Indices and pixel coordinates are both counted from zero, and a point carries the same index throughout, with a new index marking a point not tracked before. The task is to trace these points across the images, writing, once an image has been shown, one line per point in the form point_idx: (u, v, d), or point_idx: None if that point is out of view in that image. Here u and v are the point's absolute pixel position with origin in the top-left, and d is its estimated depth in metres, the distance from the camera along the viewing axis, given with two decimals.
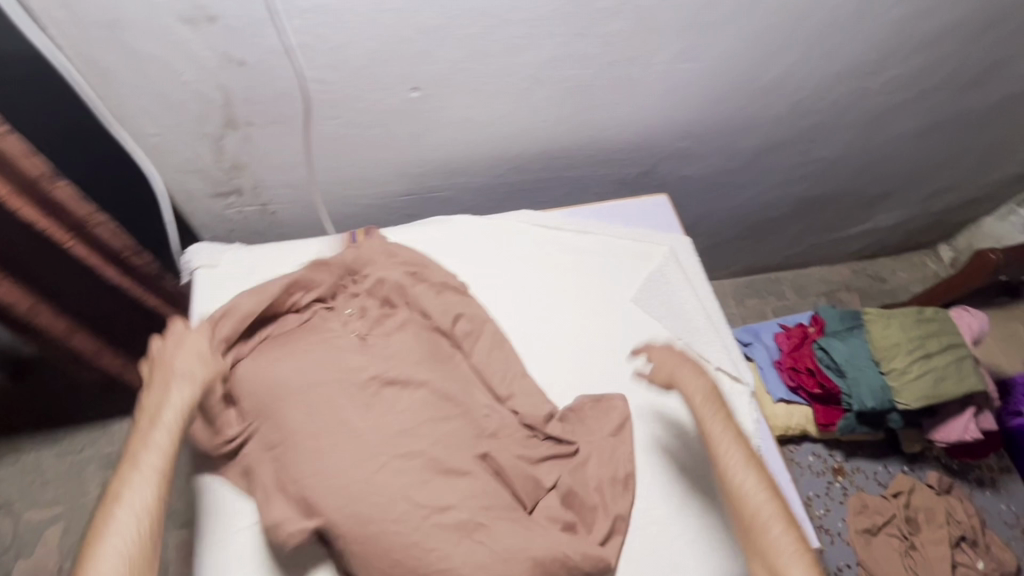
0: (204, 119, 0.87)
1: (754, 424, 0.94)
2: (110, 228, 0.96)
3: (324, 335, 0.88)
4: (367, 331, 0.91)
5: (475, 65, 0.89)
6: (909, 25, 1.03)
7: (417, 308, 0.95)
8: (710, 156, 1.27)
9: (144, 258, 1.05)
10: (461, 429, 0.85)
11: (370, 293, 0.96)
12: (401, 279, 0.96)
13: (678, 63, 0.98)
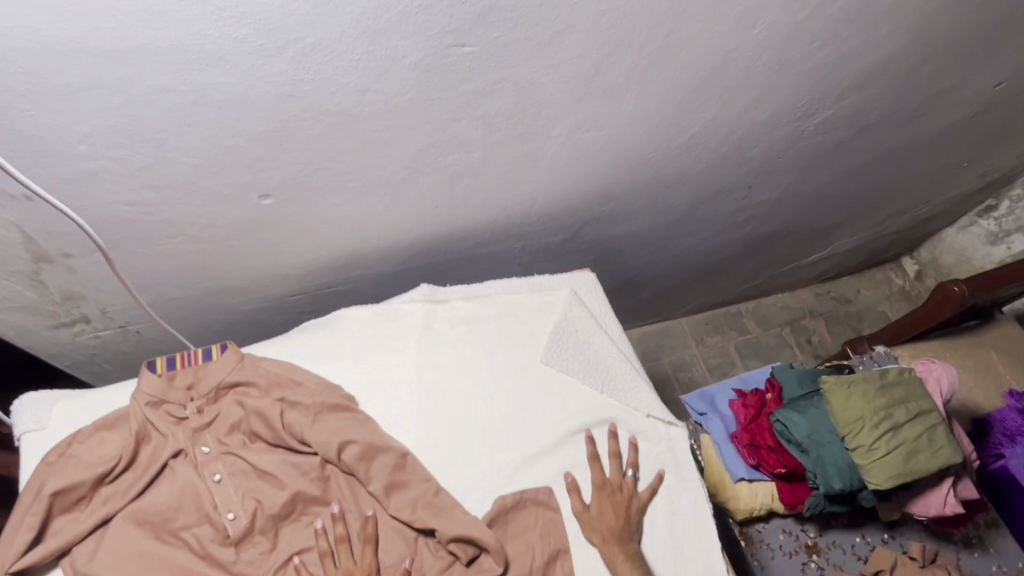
0: (6, 256, 0.72)
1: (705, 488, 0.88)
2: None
3: (199, 491, 0.77)
4: (246, 473, 0.79)
5: (334, 164, 0.75)
6: (837, 66, 0.91)
7: (296, 440, 0.80)
8: (640, 214, 1.14)
9: None
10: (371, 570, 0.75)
11: (237, 428, 0.82)
12: (268, 410, 0.80)
13: (578, 134, 0.86)
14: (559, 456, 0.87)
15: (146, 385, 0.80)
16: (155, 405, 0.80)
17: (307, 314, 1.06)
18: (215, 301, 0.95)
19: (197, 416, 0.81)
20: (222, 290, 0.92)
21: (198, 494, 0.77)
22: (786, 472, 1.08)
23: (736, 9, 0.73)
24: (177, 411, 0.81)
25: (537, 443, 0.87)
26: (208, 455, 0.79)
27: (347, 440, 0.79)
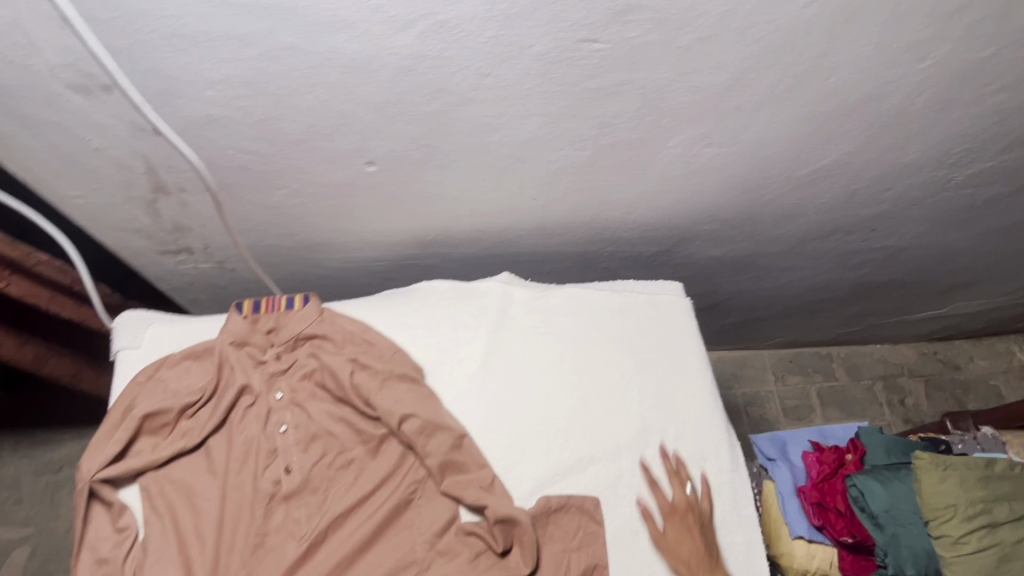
0: (129, 184, 0.77)
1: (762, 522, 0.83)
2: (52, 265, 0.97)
3: (261, 431, 0.80)
4: (306, 421, 0.81)
5: (440, 143, 0.74)
6: (1009, 116, 0.80)
7: (362, 402, 0.81)
8: (744, 239, 1.07)
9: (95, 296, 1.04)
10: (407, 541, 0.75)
11: (307, 377, 0.84)
12: (339, 367, 0.82)
13: (696, 148, 0.80)
14: (617, 469, 0.84)
15: (234, 326, 0.84)
16: (237, 343, 0.83)
17: (389, 280, 1.08)
18: (306, 254, 0.98)
19: (274, 362, 0.84)
20: (315, 245, 0.95)
21: (264, 435, 0.80)
22: (853, 542, 0.99)
23: (907, 37, 0.65)
24: (257, 354, 0.84)
25: (593, 450, 0.84)
26: (280, 401, 0.81)
27: (409, 413, 0.80)
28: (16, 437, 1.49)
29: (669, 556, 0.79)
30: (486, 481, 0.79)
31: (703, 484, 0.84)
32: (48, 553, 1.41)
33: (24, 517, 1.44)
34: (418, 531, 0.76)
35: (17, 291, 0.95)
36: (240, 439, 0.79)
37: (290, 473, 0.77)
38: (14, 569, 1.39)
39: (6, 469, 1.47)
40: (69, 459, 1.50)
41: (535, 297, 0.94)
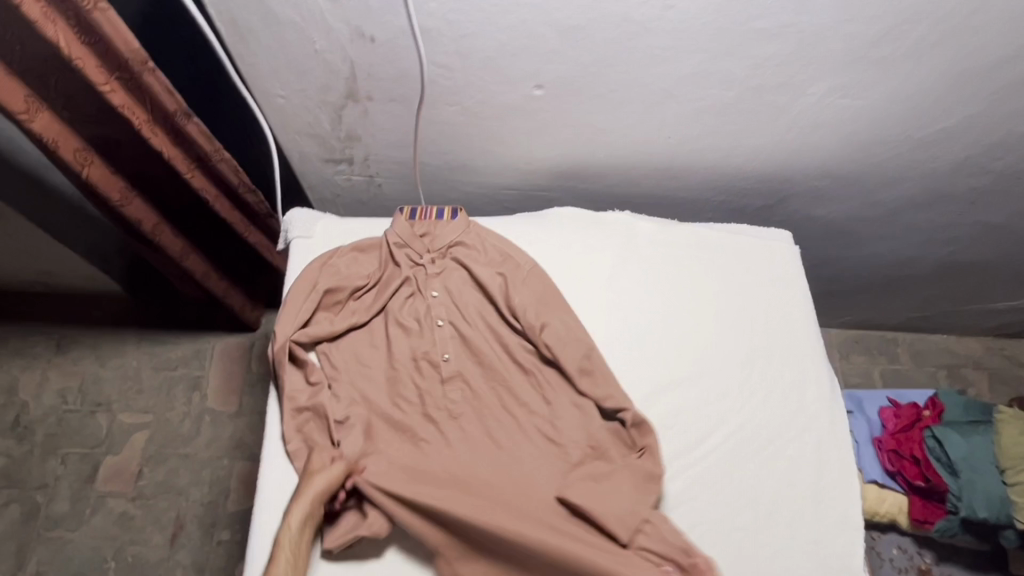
0: (327, 88, 0.88)
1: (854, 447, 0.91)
2: (230, 166, 1.00)
3: (418, 321, 0.92)
4: (455, 316, 0.93)
5: (606, 71, 0.83)
6: None
7: (505, 304, 0.92)
8: (847, 201, 1.14)
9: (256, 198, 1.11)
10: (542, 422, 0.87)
11: (457, 279, 0.95)
12: (488, 273, 0.94)
13: (832, 98, 0.88)
14: (727, 386, 0.93)
15: (397, 231, 0.96)
16: (399, 245, 0.95)
17: (511, 210, 1.18)
18: (448, 176, 1.09)
19: (430, 267, 0.95)
20: (460, 166, 1.06)
21: (421, 324, 0.92)
22: (926, 486, 1.07)
23: None
24: (414, 255, 0.96)
25: (705, 368, 0.94)
26: (437, 300, 0.93)
27: (547, 316, 0.91)
28: (139, 331, 1.66)
29: (771, 463, 0.88)
30: (613, 378, 0.89)
31: (805, 406, 0.92)
32: (164, 439, 1.56)
33: (144, 406, 1.60)
34: (553, 414, 0.87)
35: (195, 181, 0.99)
36: (404, 325, 0.91)
37: (448, 361, 0.89)
38: (135, 449, 1.55)
39: (129, 362, 1.63)
40: (184, 360, 1.64)
41: (655, 231, 1.03)
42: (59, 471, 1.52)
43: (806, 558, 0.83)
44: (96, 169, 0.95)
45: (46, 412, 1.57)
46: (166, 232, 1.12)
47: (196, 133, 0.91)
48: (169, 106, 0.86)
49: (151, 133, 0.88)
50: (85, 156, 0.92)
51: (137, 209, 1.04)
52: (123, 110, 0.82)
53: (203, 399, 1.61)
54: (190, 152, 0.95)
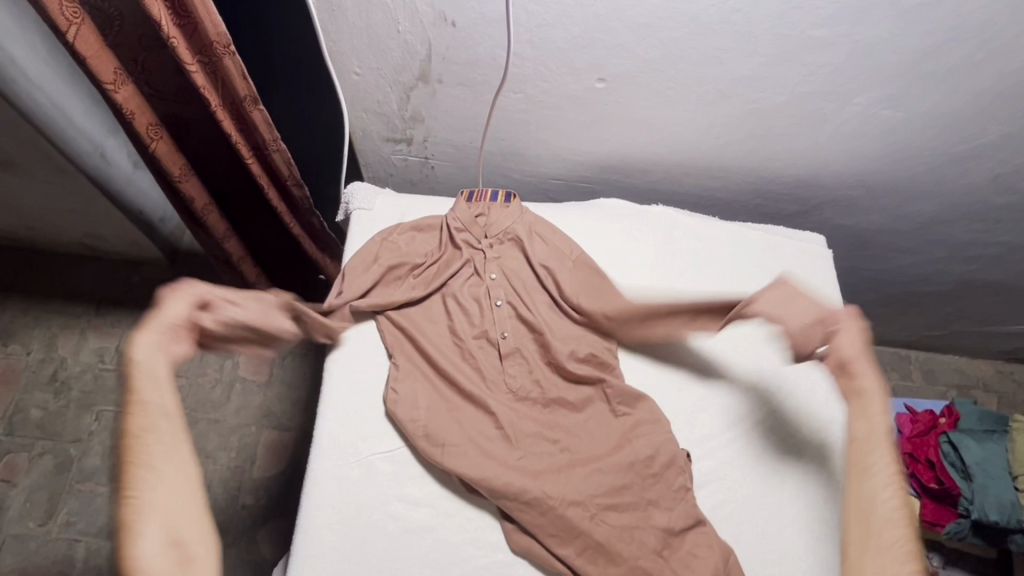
0: (402, 69, 0.94)
1: None
2: (283, 157, 1.04)
3: (474, 297, 0.97)
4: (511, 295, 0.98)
5: (667, 68, 0.89)
6: None
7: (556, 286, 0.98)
8: (878, 212, 1.18)
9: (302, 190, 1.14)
10: (585, 399, 0.92)
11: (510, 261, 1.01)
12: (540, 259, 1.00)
13: (876, 109, 0.94)
14: (758, 377, 0.98)
15: (458, 214, 1.02)
16: (457, 227, 1.01)
17: (554, 201, 1.23)
18: (500, 163, 1.14)
19: (489, 250, 1.01)
20: (513, 154, 1.11)
21: (477, 301, 0.97)
22: (938, 489, 1.11)
23: None
24: (473, 239, 1.02)
25: (738, 359, 0.99)
26: (495, 281, 0.98)
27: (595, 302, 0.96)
28: None
29: (799, 453, 0.92)
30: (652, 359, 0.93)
31: (833, 402, 0.96)
32: (195, 403, 1.57)
33: (177, 370, 1.61)
34: (593, 394, 0.92)
35: (253, 168, 1.03)
36: (460, 301, 0.97)
37: (505, 339, 0.94)
38: None
39: None
40: None
41: (695, 229, 1.09)
42: (93, 427, 1.53)
43: (832, 541, 0.86)
44: (162, 144, 0.97)
45: (85, 367, 1.59)
46: (213, 214, 1.13)
47: (260, 121, 0.95)
48: (241, 91, 0.90)
49: (221, 117, 0.92)
50: (155, 130, 0.95)
51: (192, 187, 1.05)
52: (203, 92, 0.86)
53: (235, 366, 1.63)
54: (250, 139, 1.00)
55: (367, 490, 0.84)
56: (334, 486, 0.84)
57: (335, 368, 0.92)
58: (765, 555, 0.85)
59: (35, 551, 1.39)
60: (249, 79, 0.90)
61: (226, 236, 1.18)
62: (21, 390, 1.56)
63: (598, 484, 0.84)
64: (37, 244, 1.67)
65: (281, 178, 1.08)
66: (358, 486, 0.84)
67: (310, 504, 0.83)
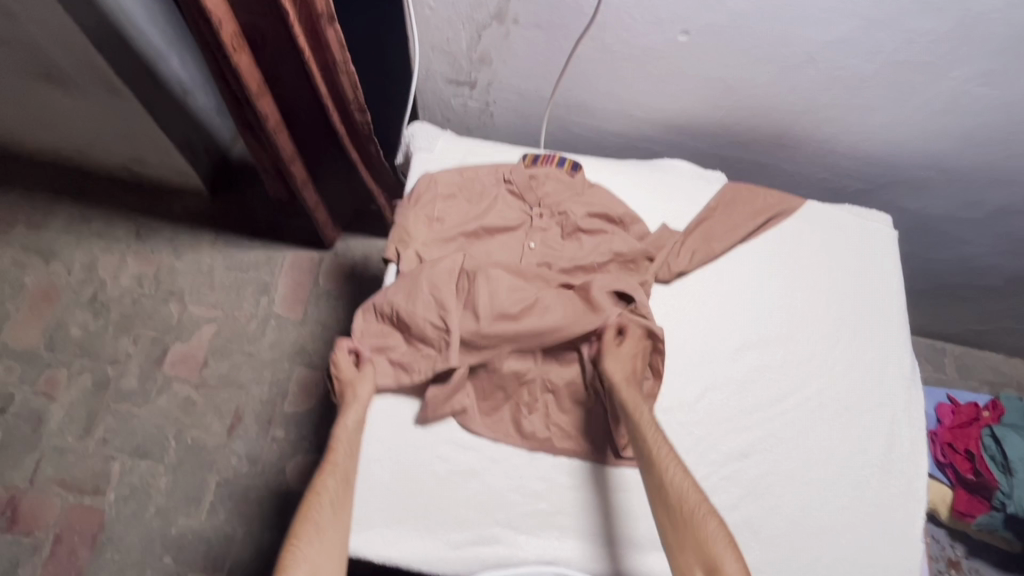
0: (479, 6, 0.90)
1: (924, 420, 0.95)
2: (351, 80, 1.01)
3: (518, 252, 0.95)
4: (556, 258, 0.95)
5: (754, 24, 0.85)
6: None
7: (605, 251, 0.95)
8: (946, 196, 1.14)
9: (364, 116, 1.11)
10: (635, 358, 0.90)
11: (556, 223, 0.97)
12: (588, 219, 0.96)
13: (969, 86, 0.90)
14: (809, 350, 0.96)
15: (514, 172, 0.99)
16: (511, 191, 0.99)
17: (610, 158, 1.20)
18: (561, 114, 1.10)
19: (538, 219, 0.97)
20: (578, 107, 1.07)
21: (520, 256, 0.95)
22: (974, 480, 1.11)
23: None
24: (525, 205, 0.98)
25: (791, 327, 0.97)
26: (533, 251, 0.95)
27: (645, 278, 0.94)
28: (215, 230, 1.67)
29: (845, 431, 0.91)
30: (694, 322, 0.95)
31: (882, 374, 0.96)
32: (229, 335, 1.58)
33: (214, 300, 1.61)
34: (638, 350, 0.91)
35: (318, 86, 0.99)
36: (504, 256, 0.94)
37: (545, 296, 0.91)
38: (203, 340, 1.57)
39: (203, 259, 1.64)
40: (256, 263, 1.65)
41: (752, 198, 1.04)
42: (130, 349, 1.55)
43: (869, 522, 0.87)
44: (242, 56, 0.94)
45: (123, 291, 1.60)
46: (281, 133, 1.10)
47: (333, 41, 0.93)
48: (320, 7, 0.87)
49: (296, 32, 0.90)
50: (237, 41, 0.91)
51: (265, 104, 1.02)
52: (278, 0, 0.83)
53: (271, 302, 1.62)
54: (320, 58, 0.97)
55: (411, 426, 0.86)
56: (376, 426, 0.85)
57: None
58: (806, 534, 0.85)
59: (73, 463, 1.44)
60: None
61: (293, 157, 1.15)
62: (61, 307, 1.57)
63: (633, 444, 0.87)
64: (78, 162, 1.66)
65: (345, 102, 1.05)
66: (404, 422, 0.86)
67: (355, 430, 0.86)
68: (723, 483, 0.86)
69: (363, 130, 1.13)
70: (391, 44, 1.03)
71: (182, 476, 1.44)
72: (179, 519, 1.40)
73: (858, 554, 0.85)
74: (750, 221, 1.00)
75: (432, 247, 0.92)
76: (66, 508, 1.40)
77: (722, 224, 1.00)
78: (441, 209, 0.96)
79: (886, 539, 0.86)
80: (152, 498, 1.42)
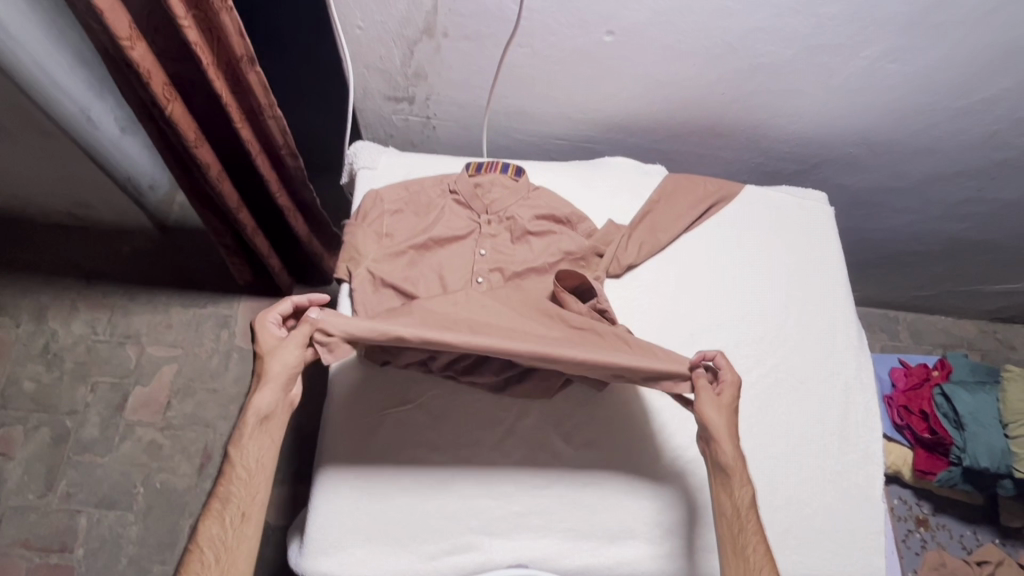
0: (408, 22, 0.92)
1: (873, 385, 0.98)
2: (278, 125, 1.03)
3: (467, 260, 0.95)
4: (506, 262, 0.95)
5: (676, 19, 0.88)
6: None
7: (556, 250, 0.96)
8: (876, 169, 1.19)
9: (295, 160, 1.13)
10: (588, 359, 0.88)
11: (504, 229, 0.98)
12: (535, 221, 0.98)
13: (882, 63, 0.94)
14: (763, 328, 0.99)
15: (458, 182, 1.00)
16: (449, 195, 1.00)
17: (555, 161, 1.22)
18: (503, 121, 1.11)
19: (487, 225, 0.98)
20: (517, 113, 1.09)
21: (470, 262, 0.95)
22: (931, 439, 1.15)
23: None
24: (472, 213, 0.99)
25: (744, 308, 1.00)
26: (484, 257, 0.95)
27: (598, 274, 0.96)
28: (167, 267, 1.63)
29: (803, 405, 0.94)
30: (648, 311, 0.97)
31: (833, 343, 0.99)
32: (192, 374, 1.55)
33: (173, 339, 1.57)
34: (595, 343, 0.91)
35: (246, 132, 1.00)
36: (453, 264, 0.94)
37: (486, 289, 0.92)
38: (164, 381, 1.54)
39: (158, 298, 1.61)
40: (213, 298, 1.62)
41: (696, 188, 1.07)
42: (88, 398, 1.50)
43: (831, 487, 0.90)
44: (176, 106, 0.93)
45: (76, 340, 1.55)
46: (227, 182, 1.09)
47: (256, 84, 0.93)
48: (238, 50, 0.88)
49: (216, 77, 0.90)
50: (169, 91, 0.90)
51: (206, 152, 1.01)
52: (194, 48, 0.83)
53: (231, 336, 1.59)
54: (245, 103, 0.98)
55: (384, 430, 0.86)
56: (350, 427, 0.86)
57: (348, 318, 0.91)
58: (774, 510, 0.87)
59: (36, 522, 1.39)
60: (246, 38, 0.88)
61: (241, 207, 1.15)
62: (11, 363, 1.52)
63: (597, 441, 0.88)
64: (18, 211, 1.61)
65: (274, 146, 1.07)
66: (379, 421, 0.86)
67: (337, 430, 0.85)
68: (689, 466, 0.87)
69: (295, 173, 1.15)
70: (326, 68, 1.03)
71: (154, 522, 1.40)
72: (154, 567, 1.36)
73: (823, 522, 0.87)
74: (693, 209, 1.03)
75: (382, 262, 0.92)
76: (32, 569, 1.35)
77: (666, 216, 1.02)
78: (389, 224, 0.96)
79: (850, 501, 0.89)
80: (124, 549, 1.38)
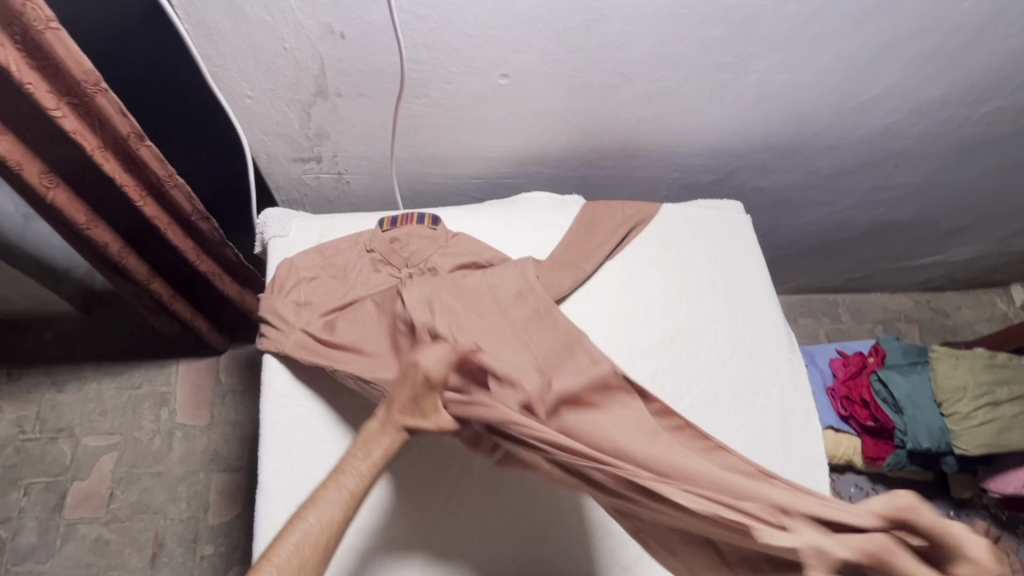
0: (297, 86, 0.90)
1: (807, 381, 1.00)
2: (183, 193, 0.99)
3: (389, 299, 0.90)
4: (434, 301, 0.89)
5: (566, 58, 0.89)
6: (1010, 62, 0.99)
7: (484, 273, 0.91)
8: (788, 170, 1.22)
9: (210, 224, 1.09)
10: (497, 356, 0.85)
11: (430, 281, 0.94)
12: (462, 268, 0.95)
13: (771, 75, 0.97)
14: (696, 345, 1.00)
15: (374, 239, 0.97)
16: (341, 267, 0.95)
17: (477, 199, 1.21)
18: (418, 168, 1.10)
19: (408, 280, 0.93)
20: (428, 158, 1.08)
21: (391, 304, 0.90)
22: (874, 426, 1.18)
23: None
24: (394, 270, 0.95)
25: (676, 326, 1.00)
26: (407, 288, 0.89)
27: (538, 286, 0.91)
28: (93, 351, 1.55)
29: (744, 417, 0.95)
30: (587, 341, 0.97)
31: (766, 350, 1.01)
32: (133, 460, 1.47)
33: (110, 426, 1.50)
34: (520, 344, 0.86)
35: (146, 208, 0.97)
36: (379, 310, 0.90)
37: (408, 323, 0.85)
38: (105, 472, 1.46)
39: (88, 384, 1.53)
40: (148, 376, 1.55)
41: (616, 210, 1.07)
42: (22, 503, 1.41)
43: None
44: (61, 192, 0.90)
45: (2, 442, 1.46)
46: (132, 256, 1.06)
47: (149, 158, 0.89)
48: (122, 130, 0.84)
49: (103, 158, 0.86)
50: (49, 179, 0.87)
51: (103, 232, 0.99)
52: (73, 135, 0.80)
53: (172, 414, 1.52)
54: (142, 179, 0.94)
55: None
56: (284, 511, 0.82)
57: (281, 373, 0.90)
58: None
59: None
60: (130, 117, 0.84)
61: (151, 277, 1.12)
62: None
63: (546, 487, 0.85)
64: None
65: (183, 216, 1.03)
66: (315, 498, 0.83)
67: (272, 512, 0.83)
68: None
69: (212, 238, 1.11)
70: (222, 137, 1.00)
71: None
72: None
73: None
74: (615, 235, 1.03)
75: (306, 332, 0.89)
76: None
77: (593, 245, 1.02)
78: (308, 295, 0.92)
79: None
80: None
